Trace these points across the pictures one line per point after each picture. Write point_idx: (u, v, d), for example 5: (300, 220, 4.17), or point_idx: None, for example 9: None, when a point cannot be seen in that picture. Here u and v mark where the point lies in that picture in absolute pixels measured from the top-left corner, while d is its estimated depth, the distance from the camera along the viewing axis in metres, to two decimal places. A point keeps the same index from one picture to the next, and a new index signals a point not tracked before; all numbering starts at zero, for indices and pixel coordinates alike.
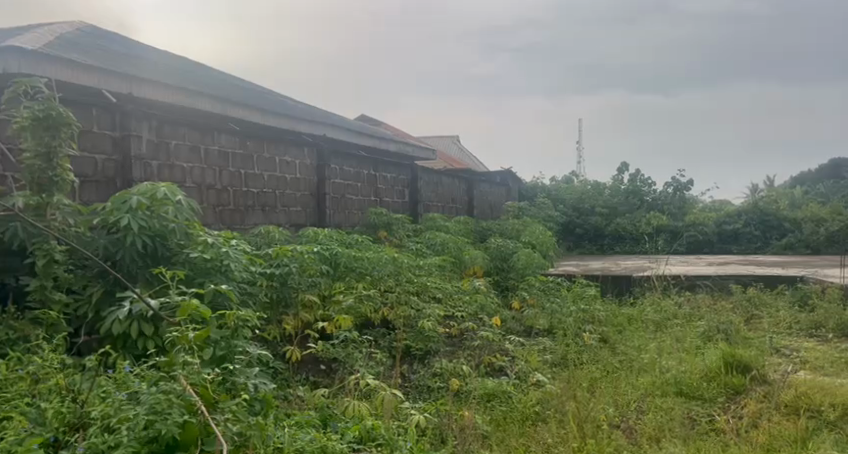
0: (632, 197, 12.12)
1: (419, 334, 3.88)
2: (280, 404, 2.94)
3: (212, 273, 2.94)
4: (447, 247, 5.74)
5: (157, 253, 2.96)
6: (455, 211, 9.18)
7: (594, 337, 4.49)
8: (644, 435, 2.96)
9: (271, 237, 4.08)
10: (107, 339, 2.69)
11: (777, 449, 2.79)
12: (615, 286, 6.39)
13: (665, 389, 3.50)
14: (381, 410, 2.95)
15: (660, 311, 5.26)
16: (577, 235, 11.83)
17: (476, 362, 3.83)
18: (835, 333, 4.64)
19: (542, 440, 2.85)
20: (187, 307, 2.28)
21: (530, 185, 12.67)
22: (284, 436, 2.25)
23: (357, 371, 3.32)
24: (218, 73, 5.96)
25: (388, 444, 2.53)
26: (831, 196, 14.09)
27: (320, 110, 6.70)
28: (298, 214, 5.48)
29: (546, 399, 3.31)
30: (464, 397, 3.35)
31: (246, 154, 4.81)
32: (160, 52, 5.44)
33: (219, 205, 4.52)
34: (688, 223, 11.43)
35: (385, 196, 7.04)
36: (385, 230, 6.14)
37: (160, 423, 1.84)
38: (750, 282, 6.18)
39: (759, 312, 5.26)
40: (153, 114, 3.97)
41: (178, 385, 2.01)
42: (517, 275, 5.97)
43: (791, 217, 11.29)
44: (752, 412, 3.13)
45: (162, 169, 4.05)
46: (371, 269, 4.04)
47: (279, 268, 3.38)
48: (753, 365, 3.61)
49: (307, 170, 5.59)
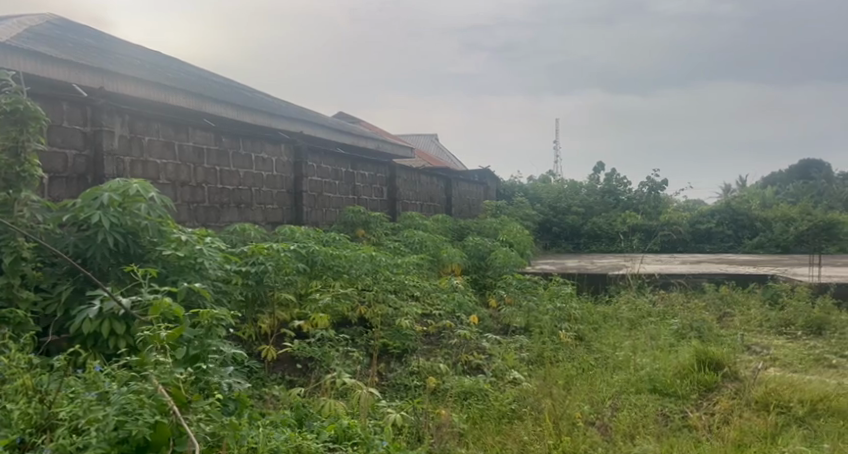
0: (608, 197, 12.32)
1: (396, 333, 3.90)
2: (255, 404, 2.93)
3: (186, 271, 2.92)
4: (425, 245, 5.72)
5: (129, 250, 2.90)
6: (433, 210, 9.19)
7: (569, 335, 4.52)
8: (618, 432, 2.98)
9: (247, 235, 4.04)
10: (76, 338, 2.62)
11: (747, 444, 2.83)
12: (591, 284, 6.45)
13: (639, 386, 3.53)
14: (357, 409, 2.93)
15: (635, 309, 5.31)
16: (554, 233, 11.88)
17: (454, 359, 3.84)
18: (803, 331, 4.74)
19: (518, 438, 2.86)
20: (159, 305, 2.29)
21: (508, 184, 12.75)
22: (258, 435, 2.23)
23: (333, 370, 3.31)
24: (192, 68, 5.89)
25: (364, 443, 2.52)
26: (799, 196, 14.41)
27: (297, 108, 6.65)
28: (275, 211, 5.43)
29: (521, 397, 3.33)
30: (441, 395, 3.35)
31: (220, 150, 4.74)
32: (133, 46, 5.35)
33: (194, 202, 4.45)
34: (662, 222, 11.48)
35: (363, 193, 7.02)
36: (363, 227, 6.10)
37: (130, 423, 1.82)
38: (722, 280, 6.28)
39: (730, 311, 5.35)
40: (124, 110, 3.90)
41: (150, 384, 1.99)
42: (494, 273, 5.99)
43: (763, 217, 11.48)
44: (724, 408, 3.18)
45: (135, 166, 3.98)
46: (347, 268, 3.90)
47: (255, 267, 3.34)
48: (725, 363, 3.67)
49: (283, 167, 5.54)
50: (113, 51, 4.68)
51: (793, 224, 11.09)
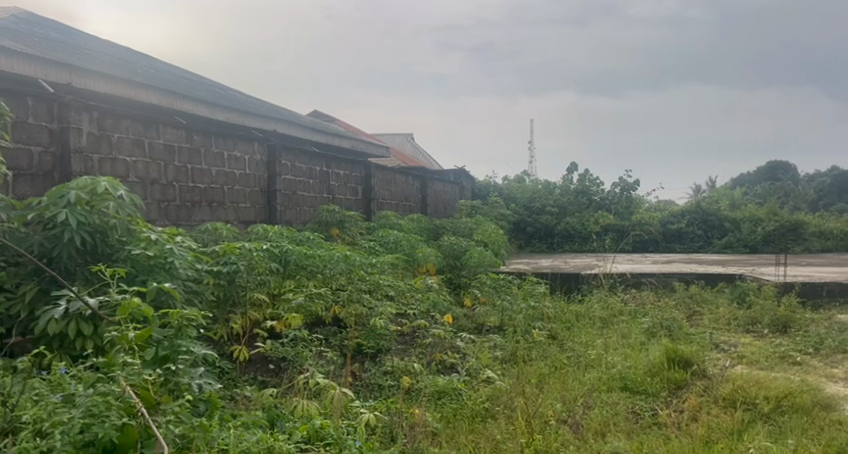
0: (581, 197, 12.44)
1: (371, 333, 3.89)
2: (226, 404, 2.91)
3: (156, 270, 2.89)
4: (399, 245, 5.71)
5: (97, 249, 2.86)
6: (408, 209, 9.18)
7: (543, 334, 4.55)
8: (590, 429, 3.02)
9: (219, 234, 3.97)
10: (41, 338, 2.57)
11: (714, 441, 2.89)
12: (564, 284, 6.51)
13: (611, 384, 3.58)
14: (330, 410, 2.92)
15: (606, 308, 5.37)
16: (528, 233, 11.96)
17: (428, 359, 3.84)
18: (770, 329, 4.83)
19: (491, 436, 2.89)
20: (127, 305, 2.27)
21: (482, 183, 12.81)
22: (228, 436, 2.22)
23: (306, 370, 3.29)
24: (164, 65, 5.80)
25: (336, 443, 2.51)
26: (767, 197, 14.73)
27: (270, 106, 6.58)
28: (247, 210, 5.37)
29: (495, 396, 3.34)
30: (415, 395, 3.36)
31: (192, 148, 4.68)
32: (102, 42, 5.25)
33: (165, 200, 4.39)
34: (634, 222, 11.64)
35: (337, 193, 6.99)
36: (337, 227, 6.07)
37: (96, 426, 1.80)
38: (692, 279, 6.38)
39: (699, 310, 5.44)
40: (93, 106, 3.84)
41: (117, 386, 1.97)
42: (469, 273, 6.00)
43: (731, 217, 11.68)
44: (693, 406, 3.23)
45: (103, 164, 3.91)
46: (322, 268, 3.85)
47: (227, 266, 3.29)
48: (694, 361, 3.71)
49: (256, 166, 5.49)
50: (81, 46, 4.59)
51: (761, 224, 11.34)
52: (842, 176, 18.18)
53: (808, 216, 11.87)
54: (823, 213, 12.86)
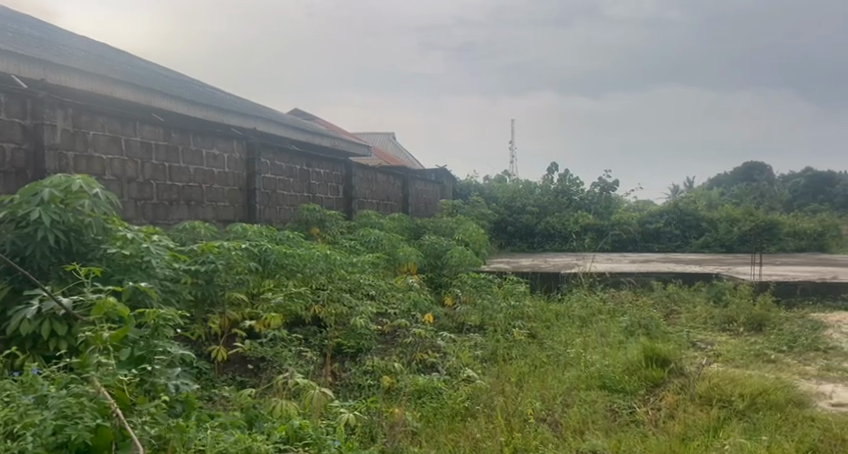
0: (561, 197, 12.50)
1: (351, 332, 3.88)
2: (204, 405, 2.88)
3: (132, 269, 2.86)
4: (381, 244, 5.70)
5: (72, 249, 2.82)
6: (389, 208, 9.17)
7: (523, 332, 4.56)
8: (568, 428, 3.04)
9: (197, 232, 3.93)
10: (13, 339, 2.52)
11: (690, 438, 2.92)
12: (544, 283, 6.55)
13: (590, 382, 3.61)
14: (309, 410, 2.90)
15: (586, 307, 5.41)
16: (509, 233, 12.01)
17: (408, 358, 3.83)
18: (746, 327, 4.90)
19: (471, 435, 2.90)
20: (103, 305, 2.24)
21: (464, 183, 12.84)
22: (205, 437, 2.20)
23: (286, 370, 3.28)
24: (140, 61, 5.72)
25: (315, 443, 2.50)
26: (743, 197, 14.96)
27: (249, 104, 6.52)
28: (226, 209, 5.33)
29: (475, 394, 3.35)
30: (395, 394, 3.35)
31: (169, 146, 4.62)
32: (78, 37, 5.16)
33: (141, 199, 4.34)
34: (613, 222, 11.74)
35: (318, 192, 6.95)
36: (317, 226, 6.05)
37: (70, 428, 1.76)
38: (670, 278, 6.44)
39: (677, 308, 5.50)
40: (68, 102, 3.78)
41: (90, 387, 1.95)
42: (450, 272, 6.00)
43: (708, 217, 11.79)
44: (670, 404, 3.27)
45: (78, 161, 3.85)
46: (302, 267, 3.82)
47: (205, 265, 3.23)
48: (671, 359, 3.73)
49: (235, 164, 5.44)
50: (57, 42, 4.51)
51: (737, 224, 11.50)
52: (815, 177, 18.48)
53: (782, 216, 12.06)
54: (797, 213, 13.07)
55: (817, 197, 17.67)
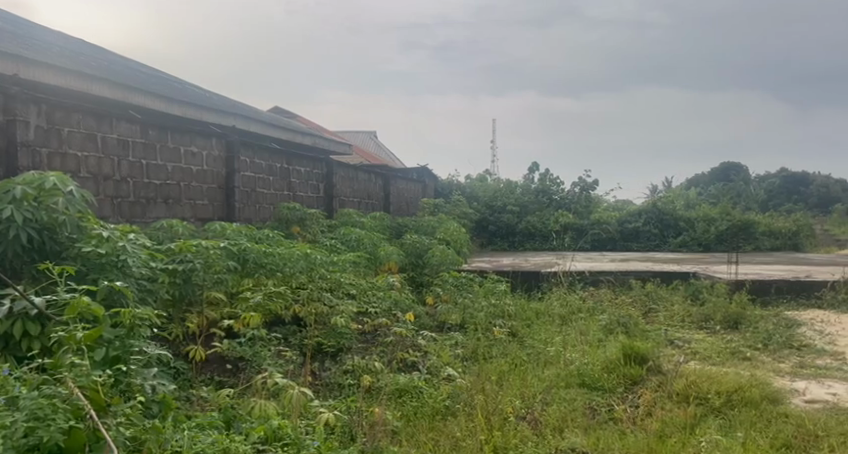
0: (542, 196, 12.57)
1: (332, 331, 3.86)
2: (181, 405, 2.85)
3: (107, 269, 2.79)
4: (362, 243, 5.68)
5: (45, 248, 2.77)
6: (370, 207, 9.15)
7: (503, 331, 4.57)
8: (548, 425, 3.05)
9: (175, 231, 3.88)
10: None
11: (668, 435, 2.95)
12: (524, 281, 6.58)
13: (569, 380, 3.63)
14: (288, 410, 2.87)
15: (566, 305, 5.45)
16: (490, 232, 12.04)
17: (388, 358, 3.81)
18: (722, 326, 4.96)
19: (451, 434, 2.90)
20: (76, 304, 2.21)
21: (446, 182, 12.89)
22: (182, 438, 2.18)
23: (265, 370, 3.26)
24: (116, 56, 5.63)
25: (294, 443, 2.48)
26: (721, 196, 15.18)
27: (227, 101, 6.46)
28: (205, 208, 5.27)
29: (455, 393, 3.36)
30: (375, 393, 3.34)
31: (147, 143, 4.56)
32: (53, 33, 5.07)
33: (118, 196, 4.27)
34: (593, 221, 11.92)
35: (298, 190, 6.90)
36: (297, 225, 6.01)
37: (41, 430, 1.73)
38: (649, 277, 6.51)
39: (655, 307, 5.55)
40: (41, 98, 3.71)
41: (64, 388, 1.92)
42: (431, 271, 6.00)
43: (686, 216, 11.93)
44: (648, 401, 3.30)
45: (53, 158, 3.79)
46: (281, 266, 3.79)
47: (183, 265, 3.19)
48: (649, 357, 3.76)
49: (214, 162, 5.39)
50: (30, 36, 4.42)
51: (714, 224, 11.64)
52: (790, 177, 18.77)
53: (758, 215, 12.24)
54: (772, 213, 13.26)
55: (792, 196, 18.09)
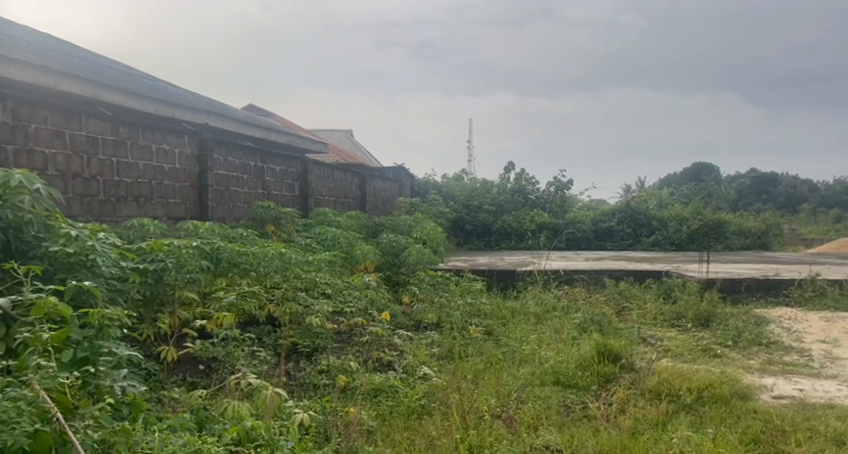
0: (517, 196, 12.65)
1: (307, 332, 3.83)
2: (153, 406, 2.81)
3: (76, 268, 2.74)
4: (337, 242, 5.63)
5: (11, 247, 2.71)
6: (347, 206, 9.11)
7: (479, 330, 4.59)
8: (523, 423, 3.06)
9: (146, 230, 3.82)
10: None
11: (640, 431, 2.99)
12: (500, 280, 6.61)
13: (544, 379, 3.65)
14: (263, 410, 2.84)
15: (541, 304, 5.48)
16: (466, 231, 12.04)
17: (364, 358, 3.79)
18: (694, 323, 5.03)
19: (426, 433, 2.91)
20: (43, 303, 2.16)
21: (422, 182, 12.91)
22: (153, 440, 2.15)
23: (238, 371, 3.23)
24: (86, 52, 5.54)
25: (268, 444, 2.46)
26: (692, 196, 15.42)
27: (201, 98, 6.38)
28: (177, 206, 5.20)
29: (431, 392, 3.36)
30: (350, 393, 3.32)
31: (117, 140, 4.48)
32: (21, 27, 4.95)
33: (87, 195, 4.20)
34: (568, 220, 12.04)
35: (273, 189, 6.83)
36: (272, 223, 5.96)
37: (5, 434, 1.69)
38: (622, 276, 6.57)
39: (628, 305, 5.61)
40: (6, 94, 3.64)
41: (30, 391, 1.87)
42: (407, 270, 6.00)
43: (658, 216, 12.07)
44: (621, 399, 3.32)
45: (19, 155, 3.72)
46: (255, 266, 3.75)
47: (154, 264, 3.14)
48: (622, 354, 3.80)
49: (186, 160, 5.31)
50: None
51: (686, 223, 11.82)
52: (760, 177, 19.14)
53: (728, 214, 12.45)
54: (743, 213, 13.49)
55: (760, 196, 18.44)
